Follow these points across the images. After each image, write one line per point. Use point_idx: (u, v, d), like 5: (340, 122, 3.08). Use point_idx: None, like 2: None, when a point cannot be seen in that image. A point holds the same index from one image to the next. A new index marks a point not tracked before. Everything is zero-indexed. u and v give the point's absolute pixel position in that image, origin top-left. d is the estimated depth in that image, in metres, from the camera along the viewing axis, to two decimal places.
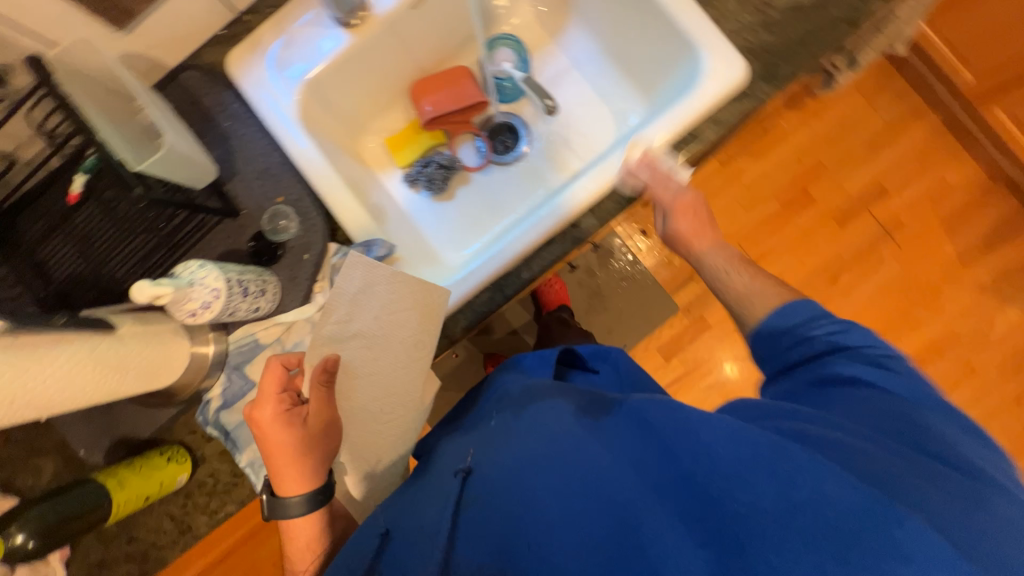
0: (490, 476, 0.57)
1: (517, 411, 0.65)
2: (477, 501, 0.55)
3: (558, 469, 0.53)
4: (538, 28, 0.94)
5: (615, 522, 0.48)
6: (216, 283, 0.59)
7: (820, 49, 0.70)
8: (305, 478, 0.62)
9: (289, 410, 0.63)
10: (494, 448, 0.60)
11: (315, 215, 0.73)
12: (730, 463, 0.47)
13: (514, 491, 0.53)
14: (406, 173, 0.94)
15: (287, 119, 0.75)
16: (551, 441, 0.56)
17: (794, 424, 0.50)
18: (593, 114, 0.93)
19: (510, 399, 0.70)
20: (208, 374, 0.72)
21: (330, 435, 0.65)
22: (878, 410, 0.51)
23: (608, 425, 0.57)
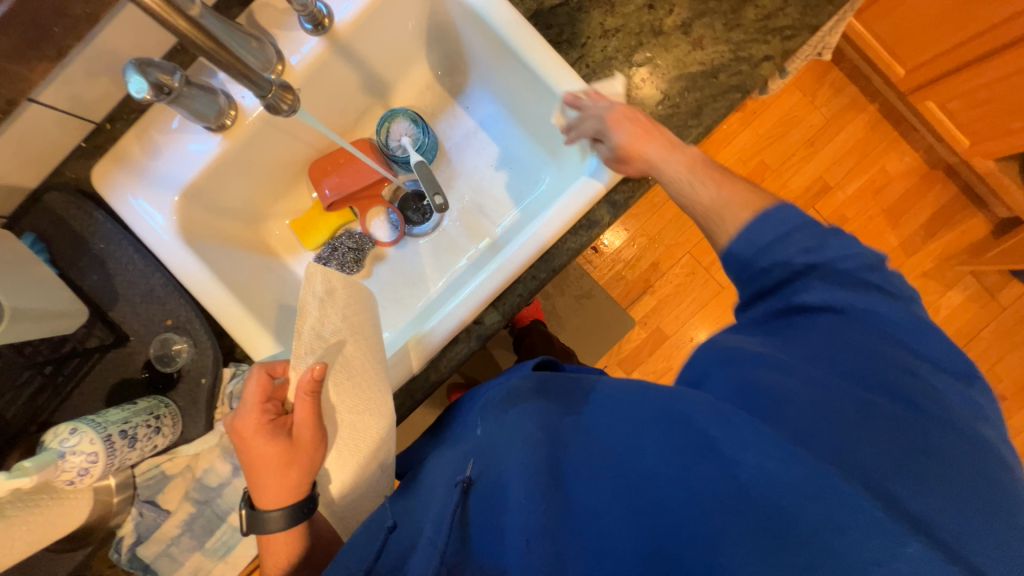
0: (494, 486, 0.52)
1: (500, 415, 0.58)
2: (482, 517, 0.51)
3: (556, 479, 0.50)
4: (439, 91, 0.89)
5: (615, 512, 0.47)
6: (92, 447, 0.57)
7: (714, 120, 0.67)
8: (287, 492, 0.60)
9: (272, 421, 0.60)
10: (481, 452, 0.56)
11: (207, 338, 0.69)
12: (691, 428, 0.46)
13: (508, 504, 0.50)
14: (318, 255, 0.89)
15: (166, 236, 0.71)
16: (534, 444, 0.51)
17: (772, 377, 0.46)
18: (503, 178, 0.89)
19: (488, 402, 0.63)
20: (118, 511, 0.69)
21: (316, 447, 0.61)
22: (839, 334, 0.49)
23: (586, 418, 0.54)
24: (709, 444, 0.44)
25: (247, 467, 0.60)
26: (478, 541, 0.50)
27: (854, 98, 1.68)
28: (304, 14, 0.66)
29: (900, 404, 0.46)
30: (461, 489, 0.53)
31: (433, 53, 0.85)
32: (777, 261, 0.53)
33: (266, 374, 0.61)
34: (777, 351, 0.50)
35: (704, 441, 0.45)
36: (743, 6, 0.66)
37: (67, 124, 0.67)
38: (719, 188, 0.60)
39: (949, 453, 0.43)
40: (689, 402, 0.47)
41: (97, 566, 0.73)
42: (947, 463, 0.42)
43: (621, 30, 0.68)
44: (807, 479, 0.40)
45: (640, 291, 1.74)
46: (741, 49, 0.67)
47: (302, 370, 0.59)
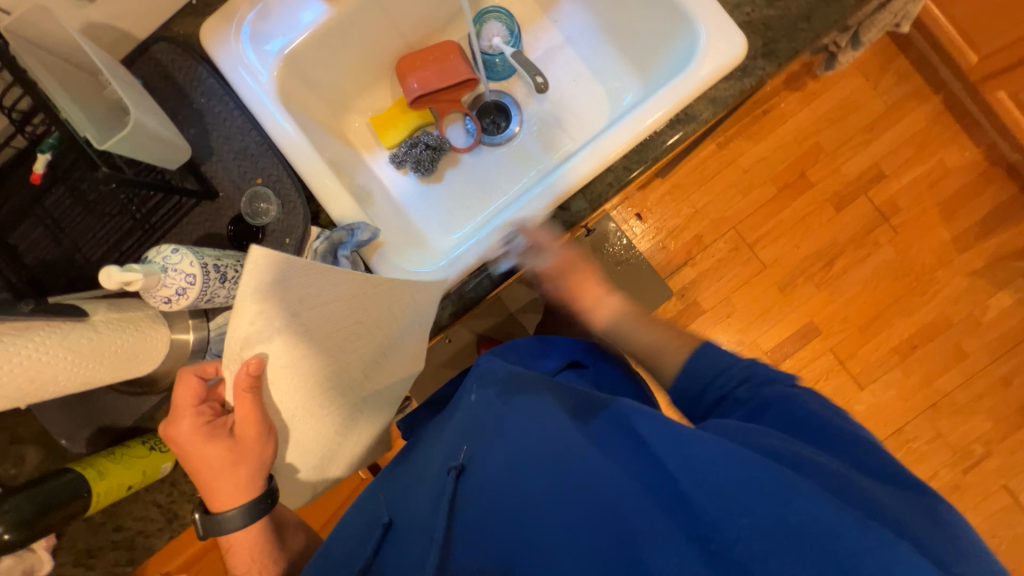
0: (483, 476, 0.54)
1: (504, 402, 0.62)
2: (473, 499, 0.53)
3: (550, 474, 0.51)
4: (530, 2, 0.90)
5: (596, 515, 0.48)
6: (191, 269, 0.57)
7: (823, 28, 0.67)
8: (243, 490, 0.62)
9: (209, 423, 0.61)
10: (480, 441, 0.59)
11: (296, 198, 0.70)
12: (676, 450, 0.49)
13: (506, 487, 0.52)
14: (393, 154, 0.90)
15: (266, 97, 0.72)
16: (535, 445, 0.55)
17: (770, 440, 0.50)
18: (586, 93, 0.90)
19: (491, 379, 0.67)
20: (190, 362, 0.71)
21: (265, 442, 0.62)
22: (822, 421, 0.52)
23: (593, 428, 0.56)
24: (679, 472, 0.48)
25: (195, 473, 0.62)
26: (469, 515, 0.52)
27: (919, 87, 1.66)
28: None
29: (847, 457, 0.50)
30: (455, 476, 0.56)
31: None
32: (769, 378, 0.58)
33: (197, 377, 0.62)
34: (779, 437, 0.51)
35: (692, 465, 0.48)
36: None
37: None
38: (655, 329, 0.71)
39: (896, 508, 0.45)
40: (679, 428, 0.51)
41: (159, 420, 0.73)
42: (913, 528, 0.44)
43: None
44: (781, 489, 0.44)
45: (679, 264, 1.73)
46: None
47: (234, 370, 0.60)
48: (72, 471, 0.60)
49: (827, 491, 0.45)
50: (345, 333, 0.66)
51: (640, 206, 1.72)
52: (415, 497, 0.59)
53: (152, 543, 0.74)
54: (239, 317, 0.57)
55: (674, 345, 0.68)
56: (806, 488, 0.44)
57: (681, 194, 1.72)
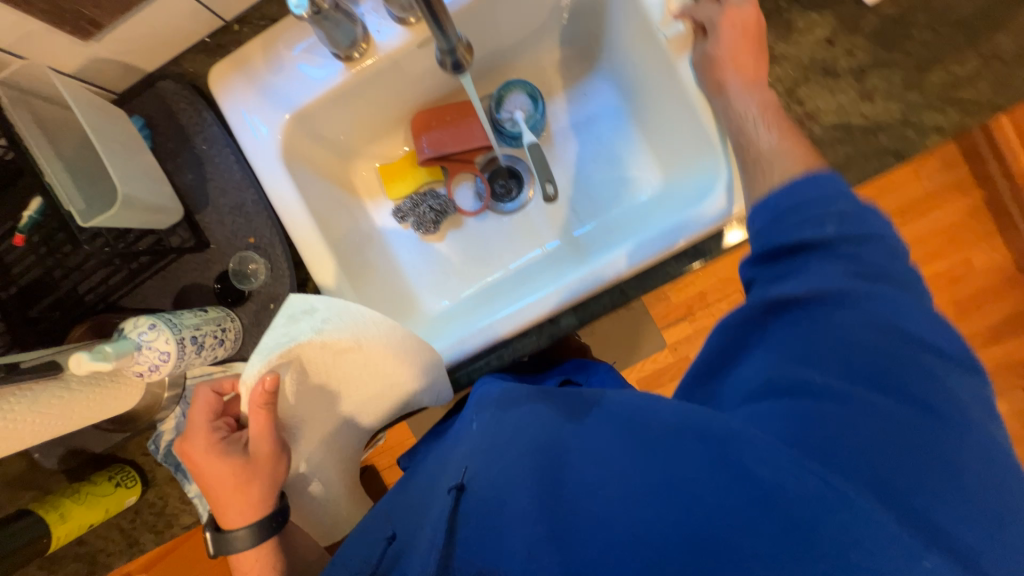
0: (485, 491, 0.46)
1: (500, 416, 0.54)
2: (474, 521, 0.45)
3: (546, 487, 0.44)
4: (563, 70, 0.84)
5: (649, 508, 0.39)
6: (165, 347, 0.57)
7: (859, 183, 0.62)
8: (253, 508, 0.60)
9: (224, 439, 0.60)
10: (478, 451, 0.51)
11: (286, 264, 0.69)
12: (717, 430, 0.41)
13: (504, 506, 0.44)
14: (397, 207, 0.87)
15: (268, 153, 0.69)
16: (541, 462, 0.46)
17: (800, 370, 0.42)
18: (604, 177, 0.86)
19: (486, 400, 0.58)
20: (163, 406, 0.72)
21: (275, 459, 0.61)
22: (904, 308, 0.42)
23: (587, 428, 0.48)
24: (739, 459, 0.39)
25: (207, 490, 0.60)
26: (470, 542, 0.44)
27: (963, 179, 1.57)
28: (446, 49, 0.50)
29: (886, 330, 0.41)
30: (455, 495, 0.47)
31: (572, 29, 0.80)
32: (815, 218, 0.46)
33: (213, 393, 0.62)
34: (814, 370, 0.42)
35: (745, 465, 0.38)
36: (933, 66, 0.60)
37: (199, 16, 0.65)
38: (780, 137, 0.55)
39: (920, 444, 0.38)
40: (716, 415, 0.42)
41: (131, 450, 0.75)
42: (982, 492, 0.37)
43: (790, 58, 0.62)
44: (802, 495, 0.36)
45: (679, 317, 1.70)
46: (914, 113, 0.61)
47: (251, 383, 0.58)
48: (33, 514, 0.62)
49: (843, 474, 0.37)
50: (367, 363, 0.64)
51: None
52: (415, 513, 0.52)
53: (111, 560, 0.78)
54: (270, 330, 0.60)
55: (791, 146, 0.54)
56: (849, 493, 0.36)
57: None
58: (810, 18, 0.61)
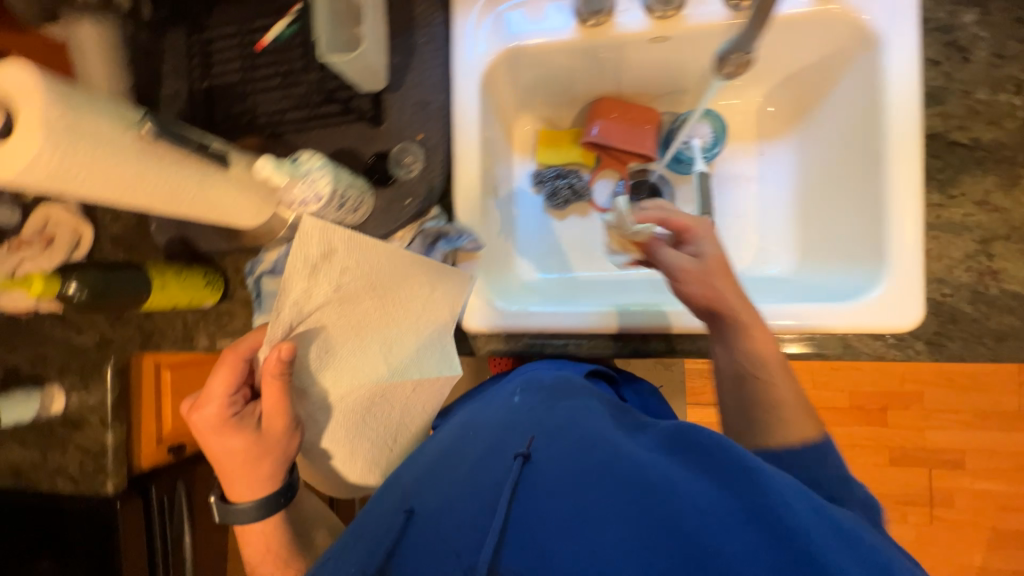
0: (547, 477, 0.50)
1: (551, 406, 0.61)
2: (526, 495, 0.49)
3: (597, 476, 0.48)
4: (752, 122, 0.84)
5: (657, 525, 0.43)
6: (322, 189, 0.62)
7: (1008, 358, 0.60)
8: (260, 484, 0.66)
9: (239, 412, 0.64)
10: (547, 437, 0.55)
11: (438, 172, 0.73)
12: (730, 472, 0.46)
13: (545, 494, 0.48)
14: (538, 171, 0.90)
15: (471, 70, 0.73)
16: (582, 450, 0.52)
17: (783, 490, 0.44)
18: (739, 237, 0.85)
19: (536, 384, 0.68)
20: (276, 239, 0.78)
21: (285, 439, 0.65)
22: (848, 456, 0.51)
23: (635, 447, 0.52)
24: (751, 484, 0.44)
25: (219, 464, 0.65)
26: (521, 519, 0.47)
27: None
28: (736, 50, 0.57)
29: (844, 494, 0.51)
30: (521, 462, 0.52)
31: (782, 89, 0.80)
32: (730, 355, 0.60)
33: (234, 358, 0.63)
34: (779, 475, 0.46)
35: (761, 482, 0.44)
36: None
37: None
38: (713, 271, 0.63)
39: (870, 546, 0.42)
40: (724, 446, 0.47)
41: (227, 262, 0.82)
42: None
43: (1000, 209, 0.60)
44: (822, 545, 0.39)
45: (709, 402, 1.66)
46: None
47: (268, 350, 0.57)
48: (143, 270, 0.67)
49: (829, 542, 0.40)
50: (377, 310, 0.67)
51: None
52: (444, 484, 0.55)
53: (161, 345, 0.85)
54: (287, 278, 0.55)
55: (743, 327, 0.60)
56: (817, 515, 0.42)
57: None
58: None
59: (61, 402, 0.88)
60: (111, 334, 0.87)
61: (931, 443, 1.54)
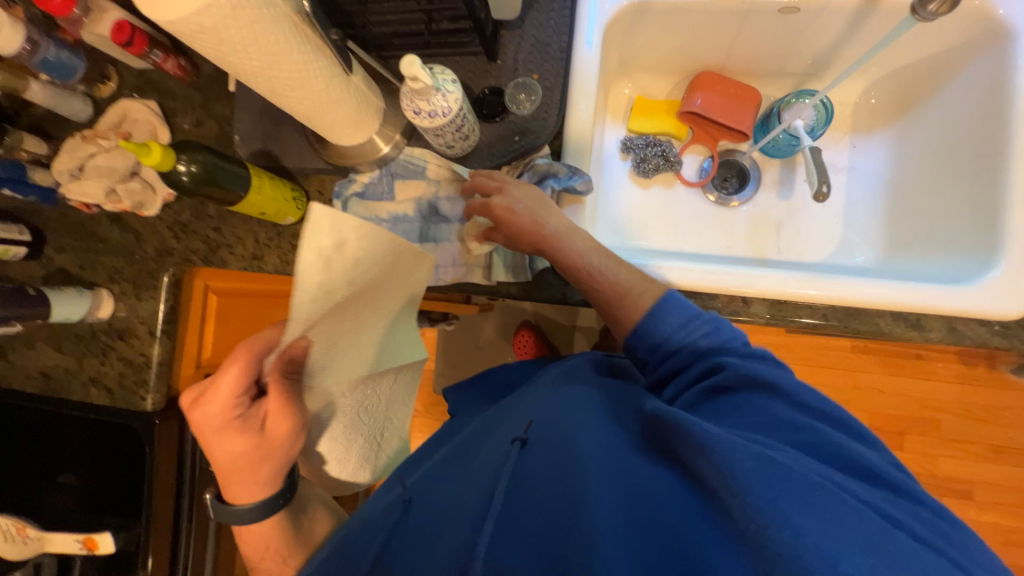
0: (530, 471, 0.53)
1: (553, 391, 0.64)
2: (518, 486, 0.52)
3: (566, 477, 0.51)
4: (848, 115, 0.86)
5: (636, 513, 0.46)
6: (452, 103, 0.60)
7: None
8: (260, 485, 0.59)
9: (242, 415, 0.55)
10: (539, 428, 0.58)
11: (552, 112, 0.71)
12: (691, 450, 0.47)
13: (535, 489, 0.52)
14: (629, 138, 0.90)
15: (595, 18, 0.73)
16: (558, 451, 0.54)
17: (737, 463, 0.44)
18: (825, 224, 0.85)
19: (545, 376, 0.70)
20: (369, 162, 0.73)
21: (290, 440, 0.57)
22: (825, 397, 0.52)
23: (606, 439, 0.54)
24: (707, 465, 0.45)
25: (215, 464, 0.57)
26: (513, 513, 0.50)
27: None
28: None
29: (795, 412, 0.50)
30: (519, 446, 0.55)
31: (885, 83, 0.82)
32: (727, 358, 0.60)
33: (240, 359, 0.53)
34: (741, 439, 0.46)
35: (712, 449, 0.44)
36: None
37: None
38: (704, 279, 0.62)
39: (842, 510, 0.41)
40: (681, 422, 0.47)
41: (311, 182, 0.79)
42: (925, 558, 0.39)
43: None
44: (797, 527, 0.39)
45: None
46: None
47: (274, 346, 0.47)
48: (245, 169, 0.65)
49: (793, 515, 0.40)
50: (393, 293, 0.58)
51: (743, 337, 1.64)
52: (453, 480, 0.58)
53: (227, 261, 0.81)
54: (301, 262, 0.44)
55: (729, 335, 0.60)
56: (777, 469, 0.43)
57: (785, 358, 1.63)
58: None
59: (109, 307, 0.83)
60: (171, 244, 0.83)
61: (942, 473, 1.56)
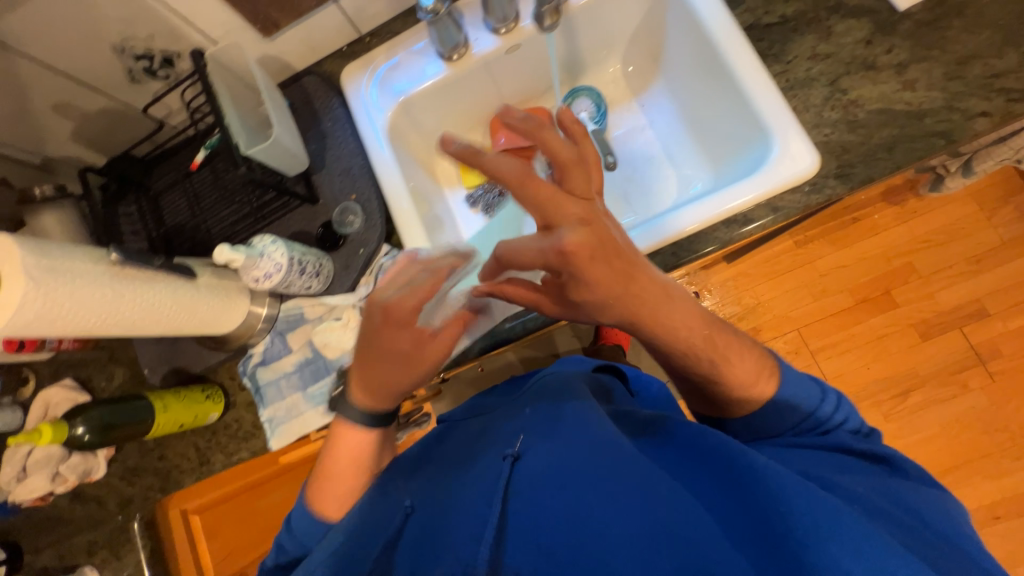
0: (540, 473, 0.49)
1: (558, 402, 0.57)
2: (525, 495, 0.48)
3: (593, 488, 0.46)
4: (623, 85, 0.97)
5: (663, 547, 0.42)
6: (280, 259, 0.69)
7: (905, 160, 0.66)
8: (371, 396, 0.58)
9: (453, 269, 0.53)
10: (544, 431, 0.53)
11: (378, 217, 0.81)
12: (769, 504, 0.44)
13: (552, 480, 0.48)
14: (470, 194, 1.00)
15: (377, 130, 0.84)
16: (587, 449, 0.50)
17: (825, 513, 0.42)
18: (657, 175, 0.94)
19: (548, 389, 0.61)
20: (258, 333, 0.82)
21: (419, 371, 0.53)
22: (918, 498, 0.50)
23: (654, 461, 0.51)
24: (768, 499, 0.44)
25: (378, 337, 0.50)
26: (527, 510, 0.47)
27: None
28: None
29: (891, 494, 0.50)
30: (510, 463, 0.51)
31: (632, 51, 0.93)
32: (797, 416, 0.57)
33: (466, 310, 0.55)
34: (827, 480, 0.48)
35: (778, 495, 0.44)
36: (972, 61, 0.66)
37: (343, 29, 0.85)
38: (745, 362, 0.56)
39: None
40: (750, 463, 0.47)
41: (222, 373, 0.85)
42: None
43: (831, 55, 0.70)
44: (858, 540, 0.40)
45: None
46: (957, 100, 0.66)
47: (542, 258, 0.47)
48: (143, 399, 0.71)
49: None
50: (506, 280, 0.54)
51: (701, 285, 1.66)
52: (449, 482, 0.54)
53: (181, 480, 0.85)
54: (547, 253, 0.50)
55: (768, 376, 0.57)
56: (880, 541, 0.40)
57: (746, 283, 1.66)
58: (849, 23, 0.70)
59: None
60: (130, 491, 0.87)
61: (949, 305, 1.53)
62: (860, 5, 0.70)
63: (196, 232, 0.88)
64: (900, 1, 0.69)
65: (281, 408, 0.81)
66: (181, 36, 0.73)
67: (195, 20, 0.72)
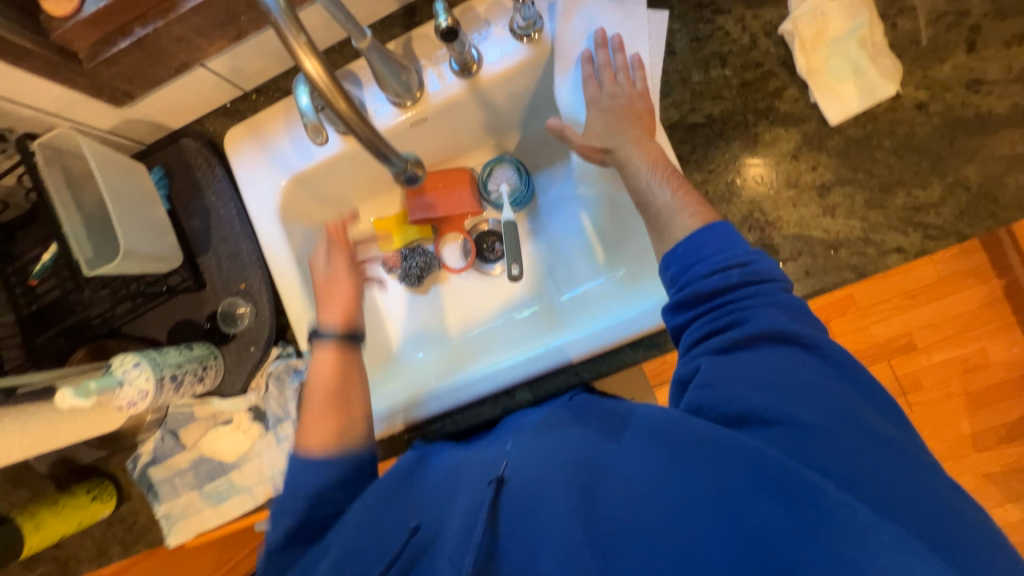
0: (524, 488, 0.47)
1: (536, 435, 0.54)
2: (513, 512, 0.46)
3: (575, 495, 0.44)
4: (551, 146, 0.89)
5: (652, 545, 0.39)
6: (145, 384, 0.63)
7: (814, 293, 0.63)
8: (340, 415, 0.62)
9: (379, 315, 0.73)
10: (518, 452, 0.51)
11: (267, 312, 0.74)
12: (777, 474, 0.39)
13: (539, 510, 0.45)
14: (386, 258, 0.90)
15: (266, 210, 0.76)
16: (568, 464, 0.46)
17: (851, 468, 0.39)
18: (582, 249, 0.88)
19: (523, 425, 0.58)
20: (146, 429, 0.77)
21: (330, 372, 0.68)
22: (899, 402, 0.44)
23: (627, 443, 0.47)
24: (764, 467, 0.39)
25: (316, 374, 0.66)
26: (515, 530, 0.45)
27: (981, 266, 1.51)
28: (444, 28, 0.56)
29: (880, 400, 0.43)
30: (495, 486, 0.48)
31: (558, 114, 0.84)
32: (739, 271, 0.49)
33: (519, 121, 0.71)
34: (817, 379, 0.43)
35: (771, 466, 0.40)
36: (894, 188, 0.62)
37: (221, 88, 0.73)
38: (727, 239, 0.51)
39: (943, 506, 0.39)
40: (727, 433, 0.41)
41: (112, 465, 0.80)
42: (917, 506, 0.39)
43: (755, 167, 0.64)
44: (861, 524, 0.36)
45: None
46: (874, 232, 0.62)
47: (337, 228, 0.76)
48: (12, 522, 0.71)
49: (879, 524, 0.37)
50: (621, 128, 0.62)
51: None
52: (446, 494, 0.51)
53: (80, 568, 0.82)
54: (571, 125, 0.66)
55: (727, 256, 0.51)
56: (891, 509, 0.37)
57: None
58: (776, 131, 0.64)
59: None
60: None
61: (884, 338, 1.55)
62: (789, 112, 0.64)
63: (70, 312, 0.75)
64: (832, 115, 0.61)
65: (177, 505, 0.78)
66: (5, 114, 0.61)
67: (19, 98, 0.60)
